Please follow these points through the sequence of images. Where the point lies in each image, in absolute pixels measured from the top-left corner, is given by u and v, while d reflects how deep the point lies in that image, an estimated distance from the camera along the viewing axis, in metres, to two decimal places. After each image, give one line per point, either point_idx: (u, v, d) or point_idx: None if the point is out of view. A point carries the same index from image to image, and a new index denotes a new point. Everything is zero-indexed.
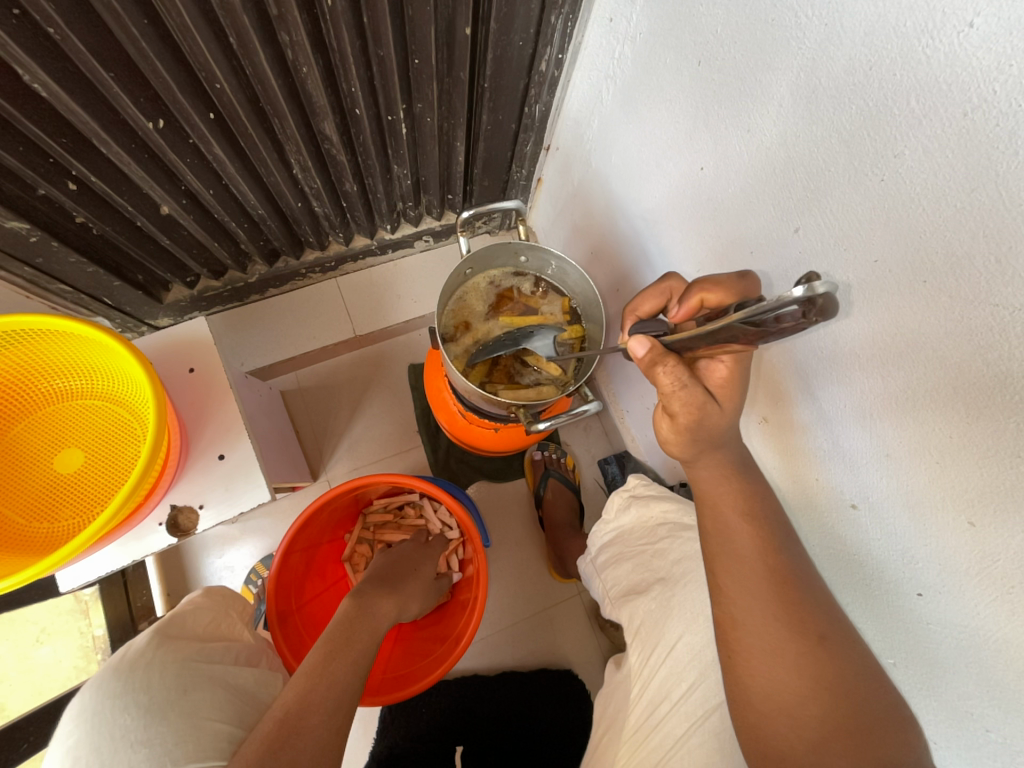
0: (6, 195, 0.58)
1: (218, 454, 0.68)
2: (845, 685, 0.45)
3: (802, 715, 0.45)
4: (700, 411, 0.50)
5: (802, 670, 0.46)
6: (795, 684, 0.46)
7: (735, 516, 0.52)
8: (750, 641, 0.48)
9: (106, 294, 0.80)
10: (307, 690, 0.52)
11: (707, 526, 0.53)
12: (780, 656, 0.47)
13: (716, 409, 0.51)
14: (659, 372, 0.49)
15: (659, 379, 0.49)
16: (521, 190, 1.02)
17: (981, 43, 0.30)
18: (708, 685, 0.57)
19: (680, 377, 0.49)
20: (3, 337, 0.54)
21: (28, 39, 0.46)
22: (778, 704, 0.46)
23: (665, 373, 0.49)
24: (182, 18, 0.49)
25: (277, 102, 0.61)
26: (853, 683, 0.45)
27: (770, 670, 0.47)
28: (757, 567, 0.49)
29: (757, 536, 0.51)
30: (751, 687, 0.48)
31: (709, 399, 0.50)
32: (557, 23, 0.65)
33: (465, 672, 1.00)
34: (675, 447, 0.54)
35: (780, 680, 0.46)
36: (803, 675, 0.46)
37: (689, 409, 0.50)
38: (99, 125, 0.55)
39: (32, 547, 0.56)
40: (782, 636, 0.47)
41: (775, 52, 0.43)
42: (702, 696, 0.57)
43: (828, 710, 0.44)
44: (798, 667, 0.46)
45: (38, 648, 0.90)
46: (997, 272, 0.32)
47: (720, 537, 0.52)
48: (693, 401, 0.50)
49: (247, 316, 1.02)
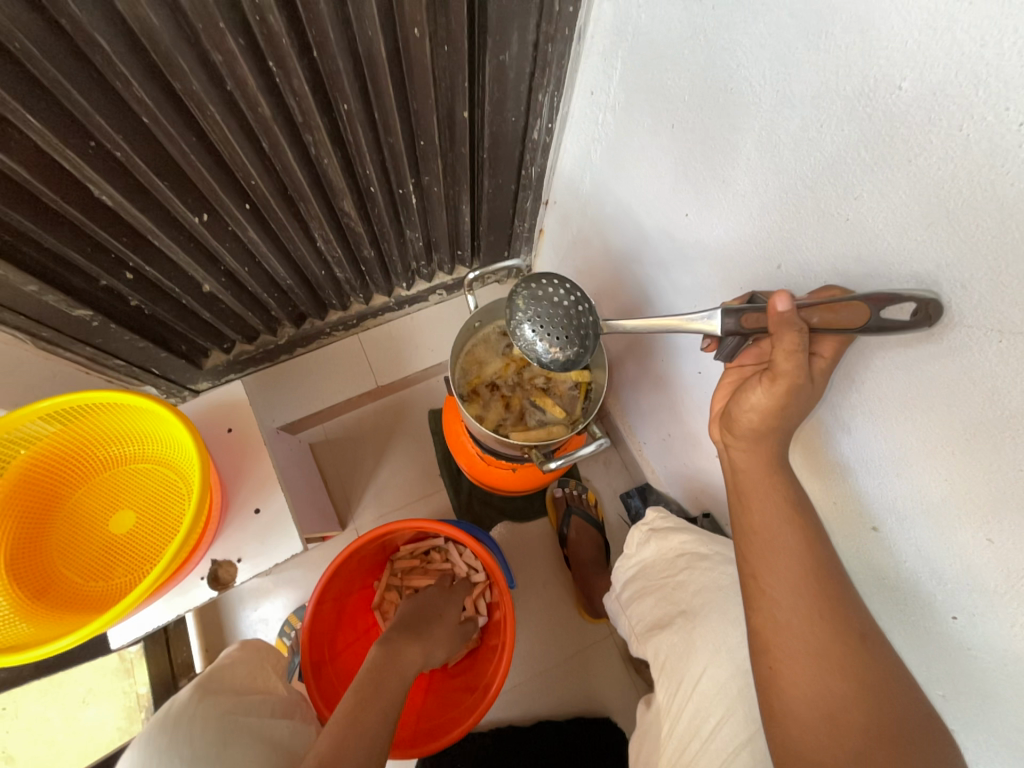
0: (74, 288, 0.67)
1: (254, 508, 0.72)
2: (889, 693, 0.44)
3: (844, 720, 0.44)
4: (797, 390, 0.45)
5: (848, 671, 0.45)
6: (838, 688, 0.45)
7: (770, 521, 0.50)
8: (792, 644, 0.47)
9: (154, 365, 0.88)
10: (340, 737, 0.54)
11: (748, 521, 0.52)
12: (822, 660, 0.46)
13: (806, 391, 0.46)
14: (785, 331, 0.42)
15: (783, 335, 0.42)
16: (524, 242, 1.09)
17: (913, 102, 0.33)
18: (735, 719, 0.57)
19: (801, 343, 0.42)
20: (68, 412, 0.61)
21: (101, 163, 0.55)
22: (821, 709, 0.45)
23: (791, 336, 0.42)
24: (225, 134, 0.57)
25: (303, 189, 0.70)
26: (890, 694, 0.44)
27: (814, 676, 0.46)
28: (798, 580, 0.47)
29: (800, 548, 0.49)
30: (794, 696, 0.46)
31: (810, 383, 0.45)
32: (545, 100, 0.73)
33: (500, 723, 0.97)
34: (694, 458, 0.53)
35: (825, 685, 0.45)
36: (848, 677, 0.45)
37: (793, 379, 0.44)
38: (154, 223, 0.64)
39: (89, 606, 0.61)
40: (830, 634, 0.46)
41: (737, 116, 0.48)
42: (730, 732, 0.57)
43: (874, 712, 0.44)
44: (844, 667, 0.45)
45: (84, 710, 0.91)
46: (966, 296, 0.34)
47: (755, 539, 0.50)
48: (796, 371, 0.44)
49: (278, 375, 1.09)
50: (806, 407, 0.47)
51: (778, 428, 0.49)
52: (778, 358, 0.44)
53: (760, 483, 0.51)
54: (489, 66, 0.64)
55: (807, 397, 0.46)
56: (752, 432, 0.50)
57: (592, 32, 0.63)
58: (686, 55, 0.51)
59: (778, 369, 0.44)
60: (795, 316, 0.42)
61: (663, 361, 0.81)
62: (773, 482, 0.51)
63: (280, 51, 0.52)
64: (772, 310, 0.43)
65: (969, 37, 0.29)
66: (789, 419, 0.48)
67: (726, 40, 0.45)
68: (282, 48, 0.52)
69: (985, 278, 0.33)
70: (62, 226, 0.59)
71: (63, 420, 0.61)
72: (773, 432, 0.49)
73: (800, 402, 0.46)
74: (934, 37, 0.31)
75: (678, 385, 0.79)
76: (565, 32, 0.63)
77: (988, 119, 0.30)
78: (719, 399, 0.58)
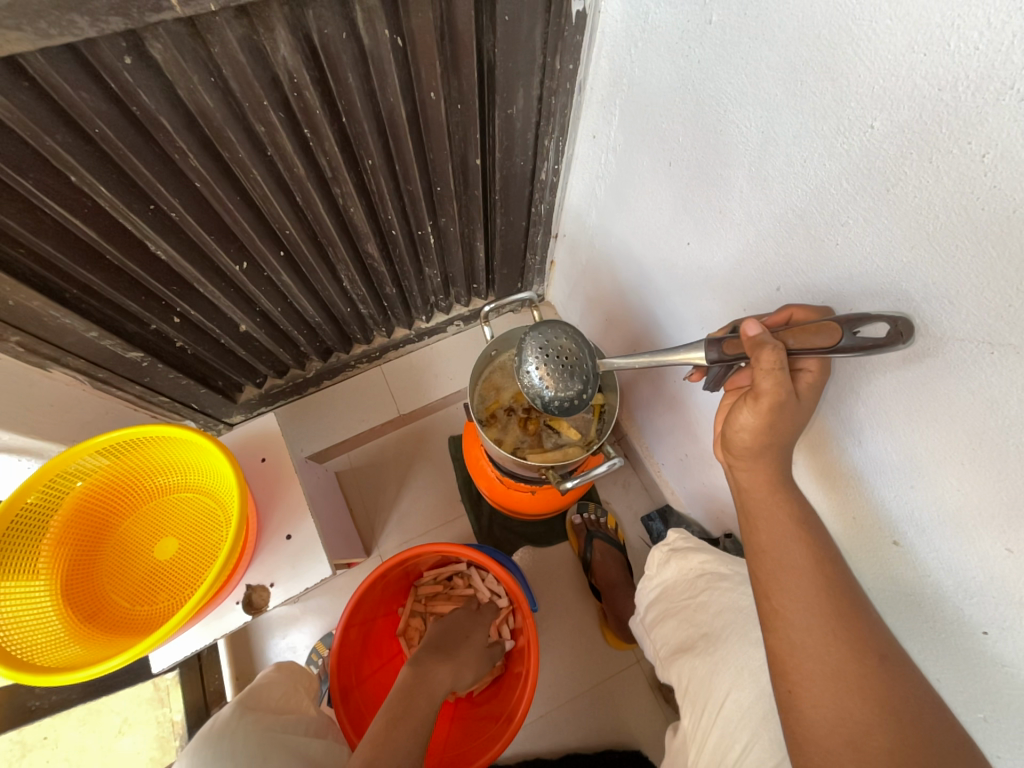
0: (128, 332, 0.74)
1: (286, 534, 0.75)
2: (912, 712, 0.44)
3: (868, 747, 0.44)
4: (782, 405, 0.47)
5: (868, 694, 0.45)
6: (861, 712, 0.44)
7: (784, 534, 0.51)
8: (809, 666, 0.47)
9: (194, 400, 0.94)
10: (374, 755, 0.55)
11: (759, 539, 0.52)
12: (842, 681, 0.46)
13: (793, 407, 0.47)
14: (763, 349, 0.45)
15: (760, 355, 0.45)
16: (536, 273, 1.15)
17: (885, 138, 0.37)
18: (762, 744, 0.57)
19: (780, 361, 0.45)
20: (121, 445, 0.66)
21: (158, 222, 0.61)
22: (843, 736, 0.45)
23: (768, 353, 0.45)
24: (264, 190, 0.64)
25: (331, 234, 0.76)
26: (912, 714, 0.44)
27: (834, 698, 0.46)
28: (816, 595, 0.48)
29: (817, 563, 0.49)
30: (814, 722, 0.46)
31: (794, 395, 0.47)
32: (551, 145, 0.79)
33: (527, 756, 0.95)
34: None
35: (845, 701, 0.45)
36: (868, 700, 0.45)
37: (776, 397, 0.46)
38: (200, 272, 0.70)
39: (135, 629, 0.64)
40: (846, 656, 0.46)
41: (727, 154, 0.52)
42: (758, 758, 0.57)
43: (898, 736, 0.43)
44: (863, 690, 0.45)
45: (120, 739, 0.93)
46: (954, 312, 0.36)
47: (772, 557, 0.51)
48: (780, 389, 0.46)
49: (306, 406, 1.15)
50: (796, 422, 0.49)
51: (772, 445, 0.50)
52: (761, 379, 0.46)
53: (775, 498, 0.52)
54: (497, 119, 0.70)
55: (796, 413, 0.48)
56: (748, 450, 0.51)
57: (591, 84, 0.69)
58: (677, 102, 0.55)
59: (761, 389, 0.46)
60: (766, 337, 0.46)
61: (675, 382, 0.83)
62: (782, 497, 0.52)
63: (314, 119, 0.59)
64: (745, 335, 0.48)
65: (927, 83, 0.33)
66: (792, 434, 0.50)
67: (712, 90, 0.50)
68: (316, 117, 0.59)
69: (970, 295, 0.35)
70: (122, 278, 0.66)
71: (114, 454, 0.66)
72: (778, 449, 0.51)
73: (788, 418, 0.48)
74: (897, 83, 0.34)
75: (691, 405, 0.81)
76: (566, 85, 0.69)
77: (954, 152, 0.33)
78: (720, 420, 0.61)
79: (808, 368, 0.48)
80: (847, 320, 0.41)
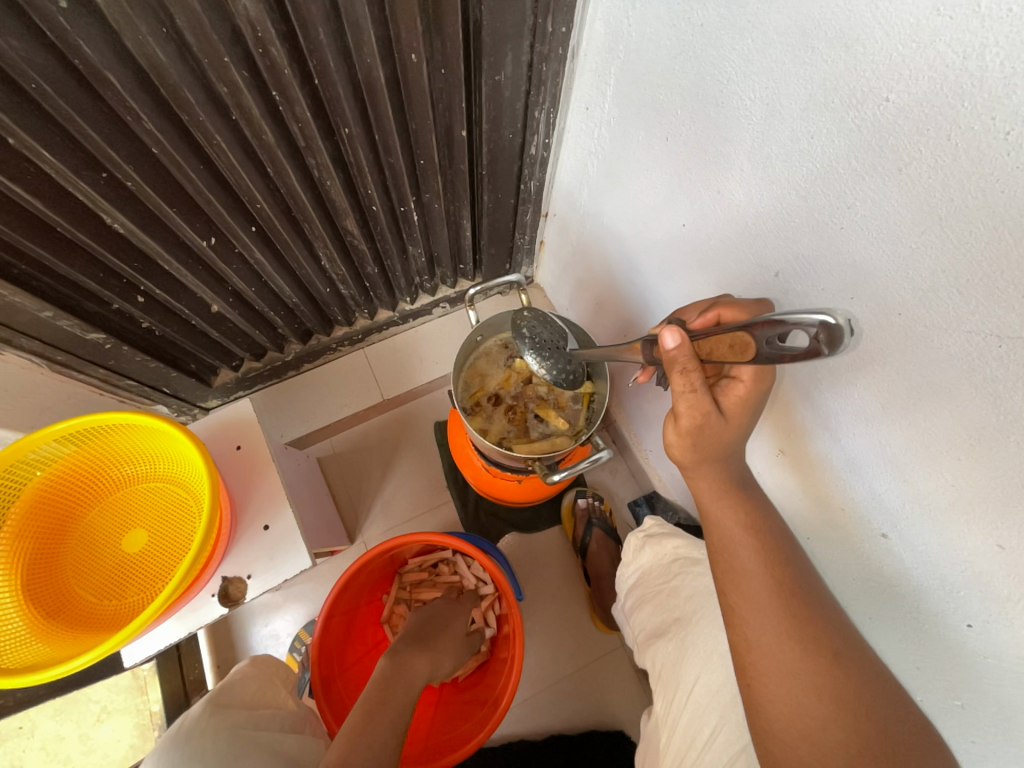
0: (87, 312, 0.69)
1: (263, 524, 0.73)
2: (865, 702, 0.46)
3: (825, 742, 0.45)
4: (704, 425, 0.51)
5: (823, 692, 0.47)
6: (815, 708, 0.47)
7: (739, 532, 0.55)
8: None
9: (166, 384, 0.89)
10: (349, 750, 0.54)
11: (712, 542, 0.56)
12: (798, 680, 0.48)
13: (717, 422, 0.51)
14: (676, 371, 0.48)
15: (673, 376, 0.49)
16: (525, 253, 1.10)
17: (900, 111, 0.34)
18: (729, 728, 0.57)
19: (694, 383, 0.48)
20: (84, 433, 0.63)
21: (112, 192, 0.56)
22: (800, 730, 0.47)
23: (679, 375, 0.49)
24: (230, 158, 0.59)
25: (307, 210, 0.72)
26: None
27: (790, 695, 0.48)
28: None
29: None
30: (773, 716, 0.49)
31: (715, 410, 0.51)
32: (541, 116, 0.74)
33: (511, 736, 0.97)
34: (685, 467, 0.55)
35: None
36: (823, 697, 0.47)
37: (695, 419, 0.51)
38: (163, 247, 0.65)
39: (102, 624, 0.61)
40: (799, 655, 0.49)
41: (729, 128, 0.48)
42: (724, 742, 0.57)
43: (853, 730, 0.45)
44: (818, 688, 0.47)
45: (98, 727, 0.92)
46: (962, 302, 0.34)
47: (723, 559, 0.55)
48: (698, 409, 0.50)
49: (286, 390, 1.11)
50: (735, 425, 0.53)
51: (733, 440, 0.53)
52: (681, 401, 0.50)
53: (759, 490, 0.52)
54: (484, 86, 0.65)
55: (725, 425, 0.52)
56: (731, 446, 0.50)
57: (586, 49, 0.65)
58: (677, 71, 0.52)
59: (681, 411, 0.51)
60: (685, 348, 0.47)
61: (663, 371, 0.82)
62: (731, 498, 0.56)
63: (282, 80, 0.54)
64: (664, 347, 0.48)
65: (951, 51, 0.30)
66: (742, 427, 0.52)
67: (714, 57, 0.46)
68: (284, 78, 0.54)
69: (981, 284, 0.33)
70: (76, 253, 0.61)
71: (78, 442, 0.63)
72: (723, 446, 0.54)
73: (714, 432, 0.52)
74: (918, 50, 0.31)
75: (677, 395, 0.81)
76: (559, 51, 0.65)
77: (975, 128, 0.30)
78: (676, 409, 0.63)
79: (742, 379, 0.51)
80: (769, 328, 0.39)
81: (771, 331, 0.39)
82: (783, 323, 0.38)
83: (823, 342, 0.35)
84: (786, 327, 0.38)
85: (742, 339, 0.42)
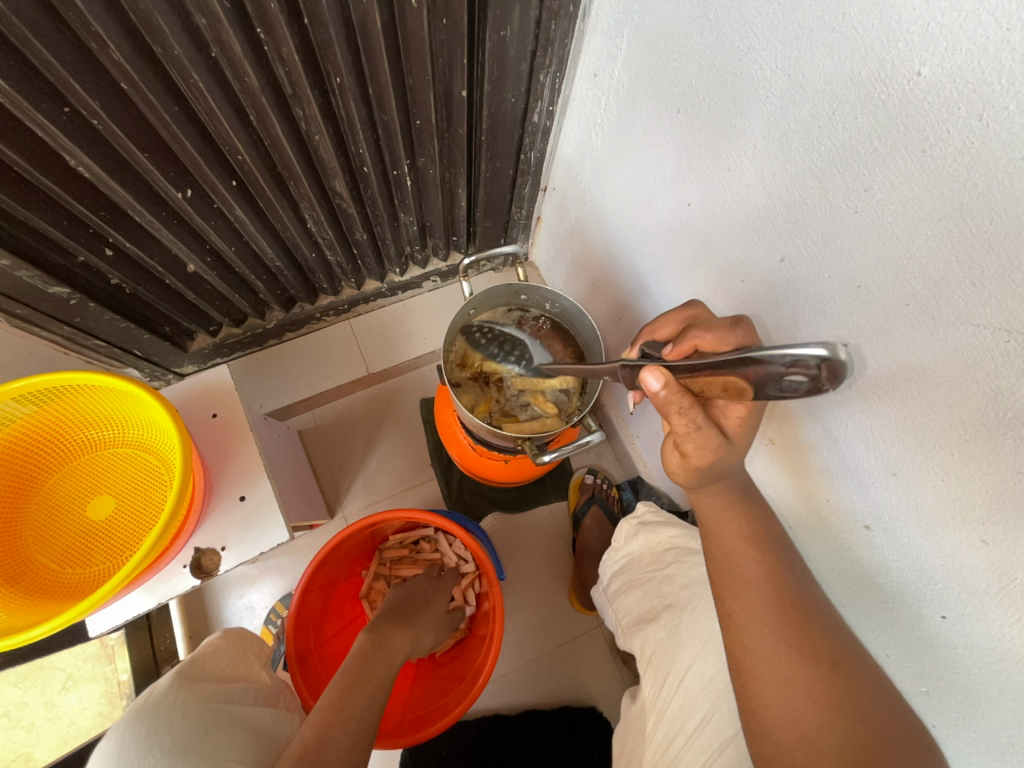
0: (50, 264, 0.64)
1: (239, 495, 0.70)
2: (841, 692, 0.46)
3: (811, 733, 0.46)
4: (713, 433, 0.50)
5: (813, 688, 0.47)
6: (794, 699, 0.47)
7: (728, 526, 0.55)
8: None
9: (137, 347, 0.85)
10: (325, 726, 0.54)
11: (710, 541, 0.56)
12: (788, 676, 0.48)
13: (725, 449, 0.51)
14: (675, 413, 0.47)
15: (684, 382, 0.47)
16: (521, 229, 1.07)
17: (930, 88, 0.32)
18: (721, 715, 0.58)
19: (695, 421, 0.47)
20: (45, 393, 0.59)
21: (76, 131, 0.52)
22: (793, 730, 0.47)
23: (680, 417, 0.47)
24: (209, 102, 0.54)
25: (293, 166, 0.67)
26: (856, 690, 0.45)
27: (780, 689, 0.48)
28: None
29: None
30: (764, 710, 0.49)
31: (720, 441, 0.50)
32: (546, 80, 0.70)
33: (487, 711, 0.98)
34: (682, 478, 0.54)
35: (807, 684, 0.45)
36: (813, 692, 0.47)
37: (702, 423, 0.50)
38: (134, 196, 0.60)
39: (66, 593, 0.59)
40: (791, 649, 0.49)
41: (745, 101, 0.46)
42: (716, 728, 0.58)
43: (836, 722, 0.45)
44: (808, 684, 0.47)
45: (64, 694, 0.90)
46: (974, 292, 0.33)
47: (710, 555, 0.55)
48: (707, 447, 0.49)
49: (266, 360, 1.07)
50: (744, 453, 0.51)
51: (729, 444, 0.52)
52: (689, 448, 0.49)
53: (731, 487, 0.55)
54: (489, 41, 0.61)
55: (729, 453, 0.51)
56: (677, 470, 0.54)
57: (597, 9, 0.61)
58: (694, 37, 0.49)
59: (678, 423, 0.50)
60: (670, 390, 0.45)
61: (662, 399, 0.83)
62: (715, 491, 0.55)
63: (268, 15, 0.49)
64: (649, 389, 0.45)
65: (994, 21, 0.28)
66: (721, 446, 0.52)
67: (737, 22, 0.44)
68: (270, 13, 0.49)
69: (997, 276, 0.32)
70: (36, 197, 0.56)
71: (38, 402, 0.59)
72: (737, 450, 0.52)
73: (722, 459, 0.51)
74: (958, 19, 0.29)
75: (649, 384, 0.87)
76: (569, 9, 0.61)
77: (1009, 108, 0.28)
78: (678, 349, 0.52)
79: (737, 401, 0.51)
80: (759, 379, 0.37)
81: (766, 374, 0.36)
82: (771, 358, 0.35)
83: (826, 378, 0.33)
84: (779, 368, 0.35)
85: (738, 384, 0.40)
